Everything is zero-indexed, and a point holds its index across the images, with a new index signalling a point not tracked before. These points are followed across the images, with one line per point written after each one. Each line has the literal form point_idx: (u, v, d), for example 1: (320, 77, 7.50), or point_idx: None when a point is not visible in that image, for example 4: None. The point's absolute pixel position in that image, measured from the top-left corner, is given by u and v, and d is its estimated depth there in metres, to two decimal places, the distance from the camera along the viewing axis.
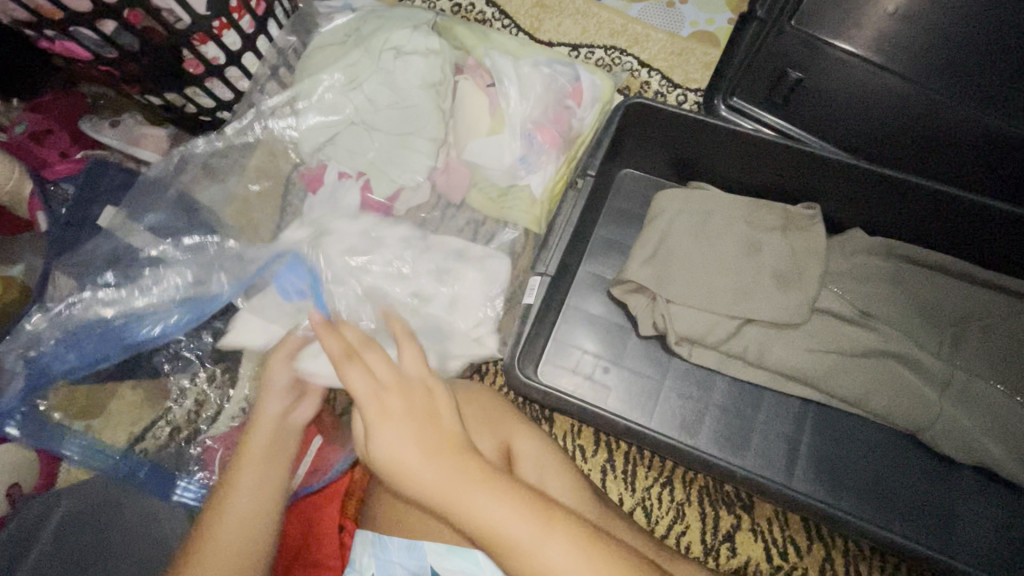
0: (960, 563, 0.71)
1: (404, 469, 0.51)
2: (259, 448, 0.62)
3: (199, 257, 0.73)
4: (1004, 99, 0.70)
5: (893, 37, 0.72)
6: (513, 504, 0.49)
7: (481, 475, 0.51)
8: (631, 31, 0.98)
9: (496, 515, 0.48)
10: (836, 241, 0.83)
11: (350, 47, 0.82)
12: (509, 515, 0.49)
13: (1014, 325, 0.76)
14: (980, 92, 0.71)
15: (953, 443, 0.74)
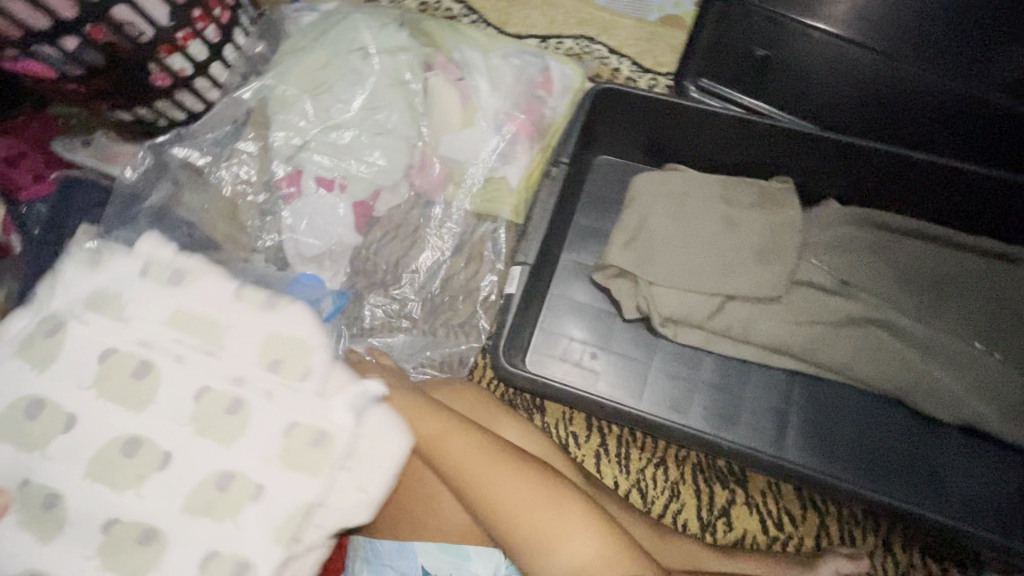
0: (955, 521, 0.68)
1: (438, 443, 0.64)
2: None
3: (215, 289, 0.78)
4: (968, 66, 0.77)
5: (867, 10, 0.80)
6: (516, 474, 0.62)
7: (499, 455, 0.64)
8: (599, 19, 1.05)
9: (498, 485, 0.61)
10: (810, 215, 0.82)
11: (317, 46, 0.86)
12: (507, 485, 0.61)
13: (988, 284, 0.76)
14: (951, 62, 0.78)
15: (941, 406, 0.72)
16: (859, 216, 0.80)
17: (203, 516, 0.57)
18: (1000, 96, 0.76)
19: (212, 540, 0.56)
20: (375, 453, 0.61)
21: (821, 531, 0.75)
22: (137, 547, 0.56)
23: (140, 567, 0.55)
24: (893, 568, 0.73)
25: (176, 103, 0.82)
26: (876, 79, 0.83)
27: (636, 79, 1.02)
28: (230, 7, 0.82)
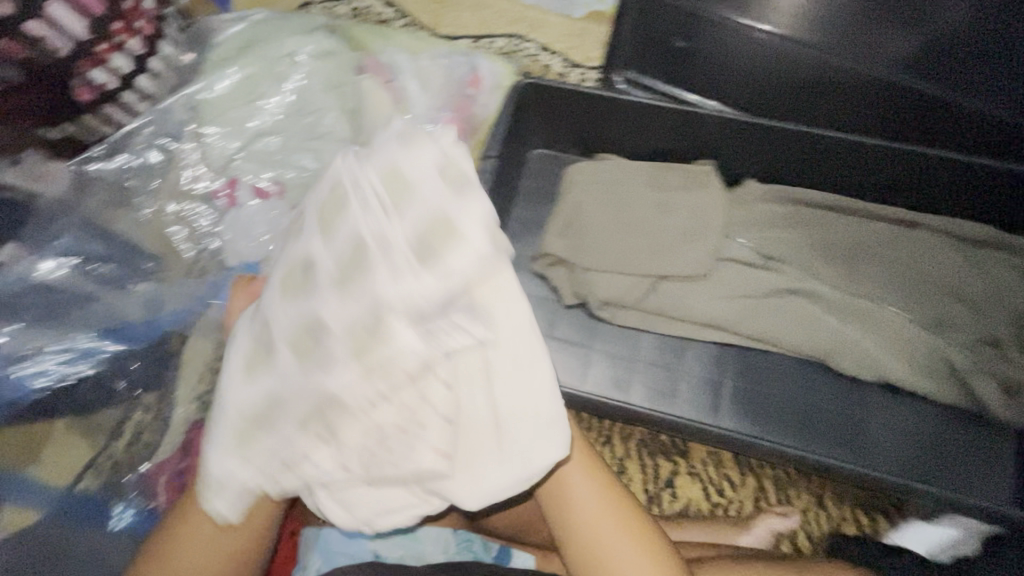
0: (880, 471, 0.72)
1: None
2: None
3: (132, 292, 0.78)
4: (871, 51, 0.82)
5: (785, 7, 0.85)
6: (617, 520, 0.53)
7: (605, 489, 0.54)
8: (529, 18, 1.07)
9: (589, 507, 0.53)
10: (733, 196, 0.86)
11: (247, 52, 0.87)
12: (603, 520, 0.53)
13: (897, 248, 0.80)
14: (855, 47, 0.83)
15: (860, 365, 0.77)
16: (776, 193, 0.86)
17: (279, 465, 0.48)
18: (910, 78, 0.82)
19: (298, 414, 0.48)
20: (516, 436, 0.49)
21: (760, 494, 0.80)
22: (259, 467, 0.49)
23: (250, 371, 0.50)
24: (825, 522, 0.78)
25: (105, 117, 0.80)
26: (796, 67, 0.87)
27: (567, 74, 1.04)
28: (152, 19, 0.82)
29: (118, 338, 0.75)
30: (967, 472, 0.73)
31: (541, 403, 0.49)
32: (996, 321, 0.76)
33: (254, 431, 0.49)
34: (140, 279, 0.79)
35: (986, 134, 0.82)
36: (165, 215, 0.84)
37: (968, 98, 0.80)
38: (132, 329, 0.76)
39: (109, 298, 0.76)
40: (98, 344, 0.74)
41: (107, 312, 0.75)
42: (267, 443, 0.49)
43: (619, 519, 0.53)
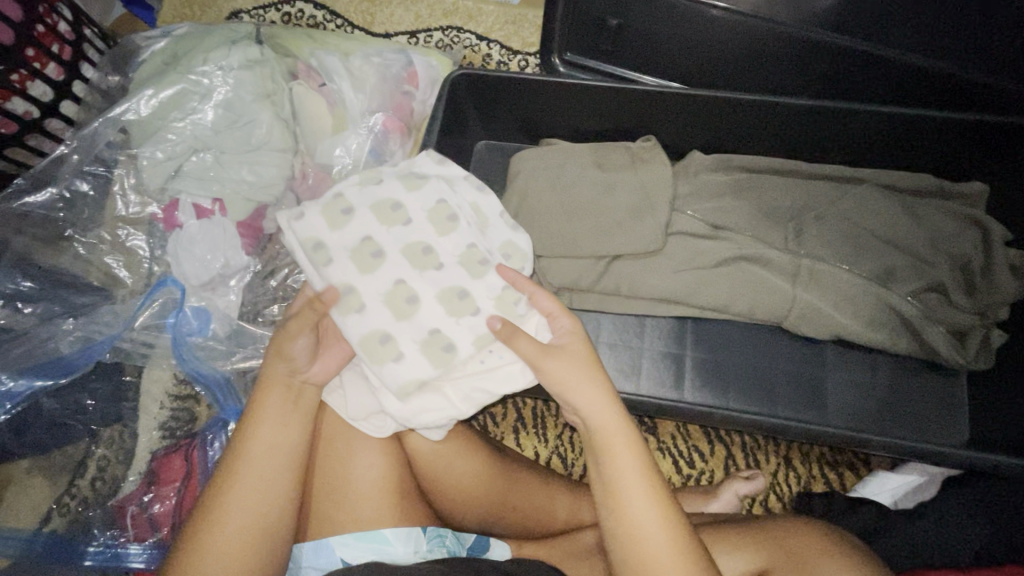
0: (856, 431, 0.71)
1: (606, 432, 0.54)
2: (273, 406, 0.59)
3: (67, 311, 0.80)
4: (812, 11, 0.79)
5: None
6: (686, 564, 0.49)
7: (669, 523, 0.51)
8: (464, 8, 1.05)
9: (653, 539, 0.50)
10: (679, 168, 0.87)
11: (169, 69, 0.84)
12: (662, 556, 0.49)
13: (841, 208, 0.81)
14: (797, 9, 0.80)
15: (813, 325, 0.78)
16: (720, 161, 0.86)
17: (393, 342, 0.60)
18: (835, 37, 0.80)
19: (387, 328, 0.61)
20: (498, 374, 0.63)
21: (728, 461, 0.82)
22: (374, 358, 0.60)
23: (346, 308, 0.61)
24: (795, 482, 0.80)
25: (32, 149, 0.84)
26: (735, 35, 0.84)
27: (507, 62, 1.03)
28: (69, 42, 0.85)
29: (44, 374, 0.78)
30: (923, 421, 0.77)
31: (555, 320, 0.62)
32: (941, 269, 0.77)
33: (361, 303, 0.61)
34: (71, 316, 0.80)
35: (916, 83, 0.81)
36: (109, 244, 0.84)
37: (897, 50, 0.78)
38: (71, 346, 0.79)
39: (47, 330, 0.79)
40: (23, 382, 0.77)
41: (33, 351, 0.78)
42: (373, 322, 0.61)
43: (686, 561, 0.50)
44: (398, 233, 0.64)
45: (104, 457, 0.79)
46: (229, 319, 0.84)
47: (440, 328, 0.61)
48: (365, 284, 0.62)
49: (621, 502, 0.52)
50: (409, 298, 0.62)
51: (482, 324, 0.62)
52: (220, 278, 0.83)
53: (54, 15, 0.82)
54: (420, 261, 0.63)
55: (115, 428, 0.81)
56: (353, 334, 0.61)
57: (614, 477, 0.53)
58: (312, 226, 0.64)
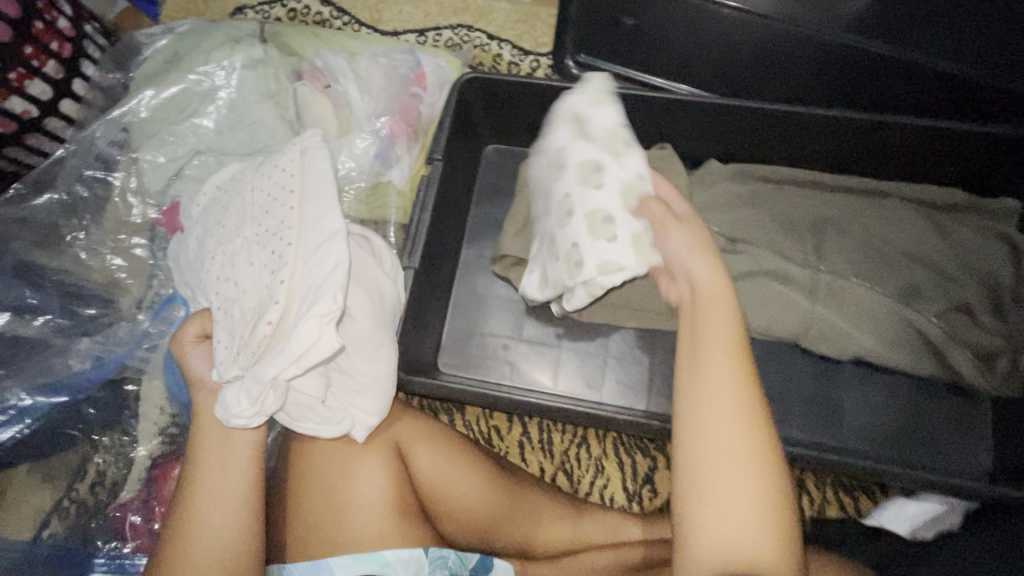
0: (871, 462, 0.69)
1: (704, 309, 0.54)
2: (207, 442, 0.63)
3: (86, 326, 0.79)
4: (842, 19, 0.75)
5: None
6: (747, 475, 0.49)
7: (749, 431, 0.50)
8: (474, 6, 1.02)
9: (723, 424, 0.50)
10: (694, 177, 0.84)
11: (172, 69, 0.82)
12: (735, 471, 0.49)
13: (864, 222, 0.78)
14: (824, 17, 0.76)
15: (829, 342, 0.75)
16: (740, 172, 0.83)
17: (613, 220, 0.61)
18: (867, 42, 0.75)
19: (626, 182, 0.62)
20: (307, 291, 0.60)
21: None
22: (632, 198, 0.61)
23: (577, 160, 0.64)
24: (809, 506, 0.77)
25: (31, 148, 0.82)
26: (755, 37, 0.80)
27: (519, 62, 1.00)
28: (69, 40, 0.83)
29: (60, 391, 0.76)
30: (947, 445, 0.74)
31: (327, 263, 0.60)
32: (966, 287, 0.73)
33: (605, 172, 0.62)
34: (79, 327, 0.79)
35: (949, 92, 0.77)
36: (110, 249, 0.82)
37: (922, 54, 0.74)
38: (87, 365, 0.78)
39: (67, 345, 0.78)
40: (41, 398, 0.75)
41: (50, 367, 0.76)
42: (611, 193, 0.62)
43: (748, 471, 0.49)
44: (252, 211, 0.69)
45: (105, 465, 0.78)
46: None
47: (607, 256, 0.60)
48: (612, 167, 0.63)
49: (708, 406, 0.51)
50: (249, 266, 0.66)
51: (617, 254, 0.60)
52: None
53: (54, 11, 0.80)
54: (264, 225, 0.67)
55: (117, 436, 0.80)
56: (624, 172, 0.62)
57: (703, 364, 0.52)
58: (587, 103, 0.67)
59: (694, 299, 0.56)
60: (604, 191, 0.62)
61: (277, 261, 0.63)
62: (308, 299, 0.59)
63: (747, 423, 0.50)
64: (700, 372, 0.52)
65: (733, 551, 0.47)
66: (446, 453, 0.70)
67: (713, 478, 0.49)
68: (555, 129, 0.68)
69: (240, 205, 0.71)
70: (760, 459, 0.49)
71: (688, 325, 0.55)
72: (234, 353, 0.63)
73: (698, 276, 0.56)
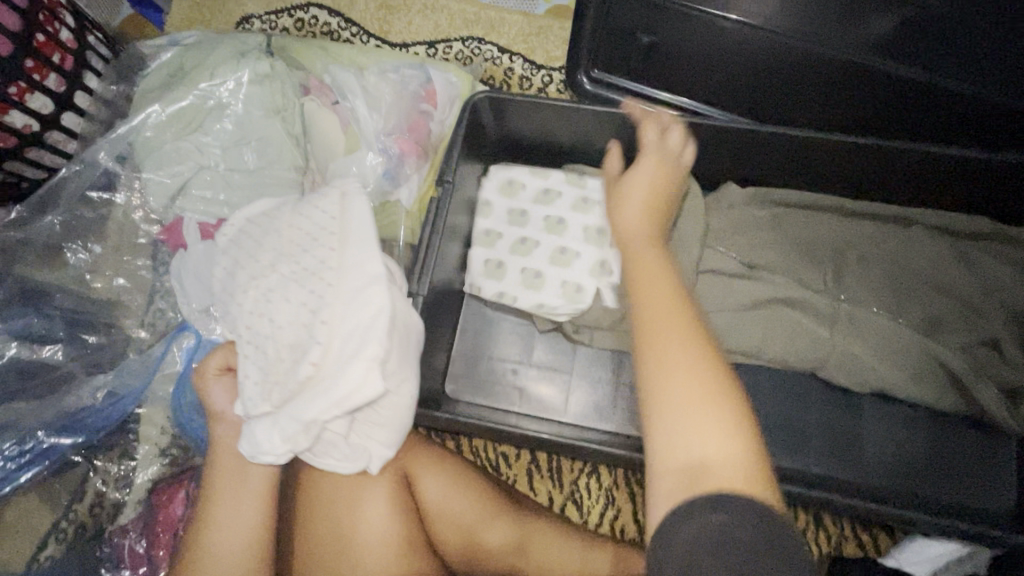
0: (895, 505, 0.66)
1: (635, 244, 0.58)
2: (221, 478, 0.62)
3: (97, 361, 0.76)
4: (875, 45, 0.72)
5: None
6: (688, 349, 0.45)
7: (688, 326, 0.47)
8: (485, 18, 1.00)
9: (656, 303, 0.49)
10: (711, 199, 0.82)
11: (176, 82, 0.80)
12: (669, 327, 0.46)
13: (885, 249, 0.76)
14: (856, 41, 0.73)
15: (851, 375, 0.73)
16: (758, 195, 0.80)
17: (588, 201, 0.82)
18: (892, 64, 0.73)
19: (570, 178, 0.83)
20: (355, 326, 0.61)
21: None
22: (578, 181, 0.83)
23: (535, 198, 0.82)
24: (826, 542, 0.75)
25: (31, 162, 0.80)
26: (778, 58, 0.78)
27: (530, 77, 0.98)
28: (71, 52, 0.80)
29: (76, 432, 0.74)
30: (970, 482, 0.71)
31: (372, 308, 0.61)
32: (992, 319, 0.71)
33: (553, 184, 0.83)
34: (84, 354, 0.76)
35: (979, 118, 0.74)
36: (111, 266, 0.80)
37: (956, 84, 0.72)
38: (101, 403, 0.75)
39: (80, 381, 0.75)
40: (58, 440, 0.73)
41: (63, 406, 0.74)
42: (570, 193, 0.82)
43: (687, 340, 0.45)
44: (286, 244, 0.67)
45: (103, 488, 0.76)
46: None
47: (602, 219, 0.81)
48: (554, 177, 0.83)
49: (640, 292, 0.50)
50: (284, 301, 0.64)
51: (606, 212, 0.81)
52: None
53: (55, 23, 0.77)
54: (301, 261, 0.65)
55: (116, 459, 0.77)
56: (558, 183, 0.83)
57: (637, 279, 0.53)
58: (501, 171, 0.84)
59: (622, 241, 0.60)
60: (561, 198, 0.82)
61: (314, 301, 0.63)
62: (355, 344, 0.60)
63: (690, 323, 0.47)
64: (638, 282, 0.52)
65: (692, 448, 0.41)
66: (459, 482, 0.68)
67: (661, 340, 0.46)
68: (478, 216, 0.83)
69: (273, 238, 0.68)
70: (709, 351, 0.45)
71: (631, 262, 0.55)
72: (264, 389, 0.61)
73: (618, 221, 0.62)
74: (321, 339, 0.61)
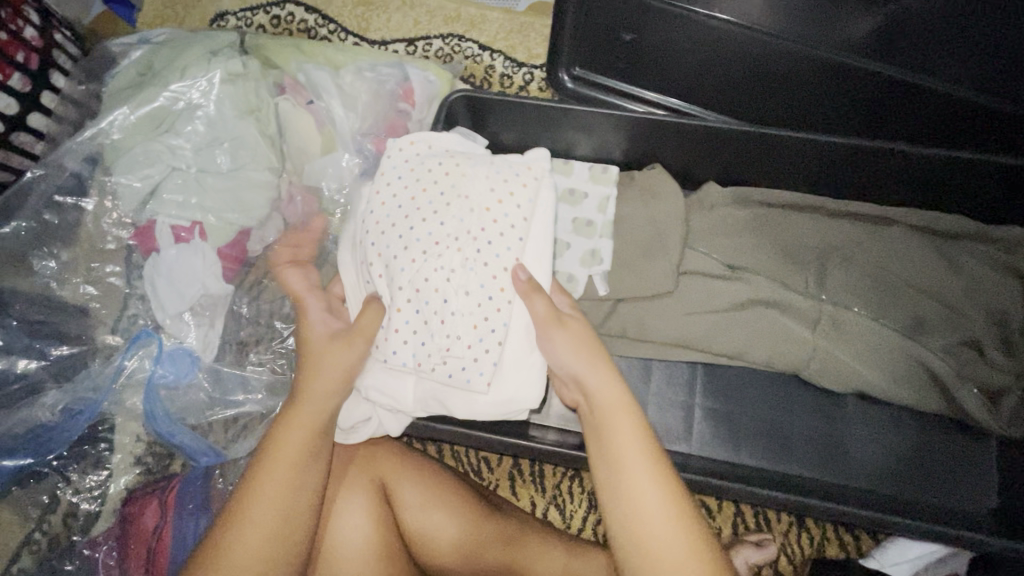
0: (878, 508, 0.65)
1: (606, 410, 0.52)
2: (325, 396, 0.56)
3: (56, 374, 0.74)
4: (856, 43, 0.72)
5: None
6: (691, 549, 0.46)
7: (682, 512, 0.47)
8: (466, 15, 0.98)
9: (649, 499, 0.47)
10: (692, 200, 0.81)
11: (147, 82, 0.78)
12: (669, 526, 0.46)
13: (867, 251, 0.75)
14: (839, 39, 0.72)
15: (832, 377, 0.73)
16: (739, 195, 0.80)
17: (577, 190, 0.80)
18: (872, 63, 0.72)
19: (557, 168, 0.81)
20: (514, 359, 0.58)
21: (737, 518, 0.77)
22: (564, 169, 0.81)
23: None
24: (807, 544, 0.76)
25: None
26: (761, 57, 0.77)
27: (511, 75, 0.96)
28: (36, 50, 0.78)
29: (28, 450, 0.71)
30: (950, 481, 0.71)
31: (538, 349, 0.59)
32: (976, 321, 0.71)
33: (539, 175, 0.81)
34: (49, 366, 0.74)
35: (959, 118, 0.74)
36: (83, 273, 0.78)
37: (939, 82, 0.71)
38: (57, 419, 0.73)
39: (34, 398, 0.72)
40: (9, 459, 0.71)
41: (16, 422, 0.71)
42: (557, 183, 0.80)
43: (686, 534, 0.46)
44: (476, 215, 0.58)
45: (73, 502, 0.74)
46: (209, 366, 0.77)
47: (588, 208, 0.79)
48: (539, 165, 0.81)
49: (629, 481, 0.48)
50: (460, 287, 0.57)
51: (596, 197, 0.79)
52: (196, 305, 0.77)
53: (19, 20, 0.76)
54: (485, 249, 0.58)
55: (92, 469, 0.75)
56: (541, 169, 0.81)
57: (616, 454, 0.50)
58: None
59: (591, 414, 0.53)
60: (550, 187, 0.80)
61: (491, 309, 0.57)
62: (521, 375, 0.58)
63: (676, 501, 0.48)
64: (622, 465, 0.49)
65: None
66: (439, 488, 0.67)
67: (660, 551, 0.46)
68: None
69: (461, 198, 0.59)
70: (701, 540, 0.47)
71: (603, 464, 0.51)
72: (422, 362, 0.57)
73: (589, 389, 0.54)
74: (492, 356, 0.57)
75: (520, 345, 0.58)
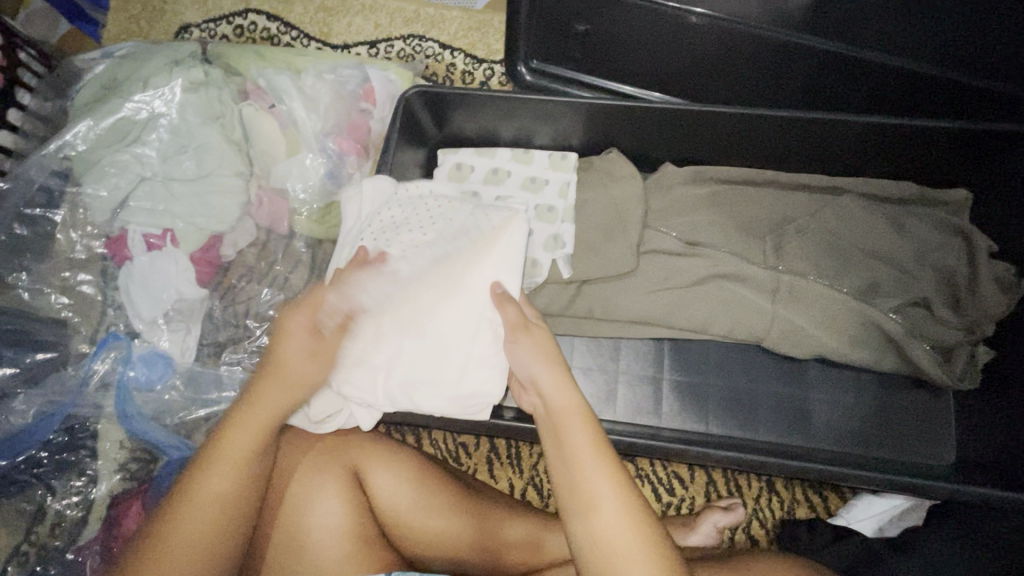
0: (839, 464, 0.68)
1: (564, 421, 0.52)
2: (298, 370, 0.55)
3: (25, 380, 0.76)
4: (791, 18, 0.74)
5: None
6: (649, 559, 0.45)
7: (640, 517, 0.47)
8: (425, 15, 1.00)
9: (606, 509, 0.47)
10: (651, 182, 0.83)
11: (111, 94, 0.80)
12: (626, 534, 0.46)
13: (821, 220, 0.77)
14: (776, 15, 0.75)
15: (794, 344, 0.74)
16: (696, 174, 0.82)
17: (538, 178, 0.83)
18: (809, 37, 0.75)
19: (517, 158, 0.84)
20: (478, 360, 0.62)
21: (709, 487, 0.80)
22: (523, 159, 0.84)
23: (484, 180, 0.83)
24: (778, 507, 0.78)
25: None
26: (705, 38, 0.80)
27: (472, 71, 0.99)
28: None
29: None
30: (908, 437, 0.74)
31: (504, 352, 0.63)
32: (925, 282, 0.74)
33: (500, 167, 0.84)
34: (21, 374, 0.75)
35: (897, 87, 0.77)
36: (58, 285, 0.79)
37: (873, 52, 0.73)
38: (28, 422, 0.75)
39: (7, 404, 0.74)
40: None
41: None
42: (518, 172, 0.83)
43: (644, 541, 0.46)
44: (457, 238, 0.67)
45: (58, 510, 0.74)
46: (185, 369, 0.79)
47: (548, 194, 0.81)
48: (500, 156, 0.84)
49: (583, 495, 0.48)
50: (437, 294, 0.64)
51: (554, 183, 0.82)
52: (170, 311, 0.78)
53: None
54: (461, 264, 0.65)
55: (74, 477, 0.75)
56: (501, 160, 0.84)
57: (571, 467, 0.49)
58: (451, 157, 0.84)
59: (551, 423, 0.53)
60: (511, 176, 0.83)
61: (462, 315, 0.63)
62: (482, 375, 0.62)
63: (632, 506, 0.47)
64: (578, 475, 0.49)
65: None
66: (413, 474, 0.68)
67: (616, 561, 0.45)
68: None
69: (446, 225, 0.68)
70: (659, 545, 0.46)
71: (560, 473, 0.50)
72: None
73: (546, 397, 0.54)
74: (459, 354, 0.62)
75: (484, 349, 0.63)
